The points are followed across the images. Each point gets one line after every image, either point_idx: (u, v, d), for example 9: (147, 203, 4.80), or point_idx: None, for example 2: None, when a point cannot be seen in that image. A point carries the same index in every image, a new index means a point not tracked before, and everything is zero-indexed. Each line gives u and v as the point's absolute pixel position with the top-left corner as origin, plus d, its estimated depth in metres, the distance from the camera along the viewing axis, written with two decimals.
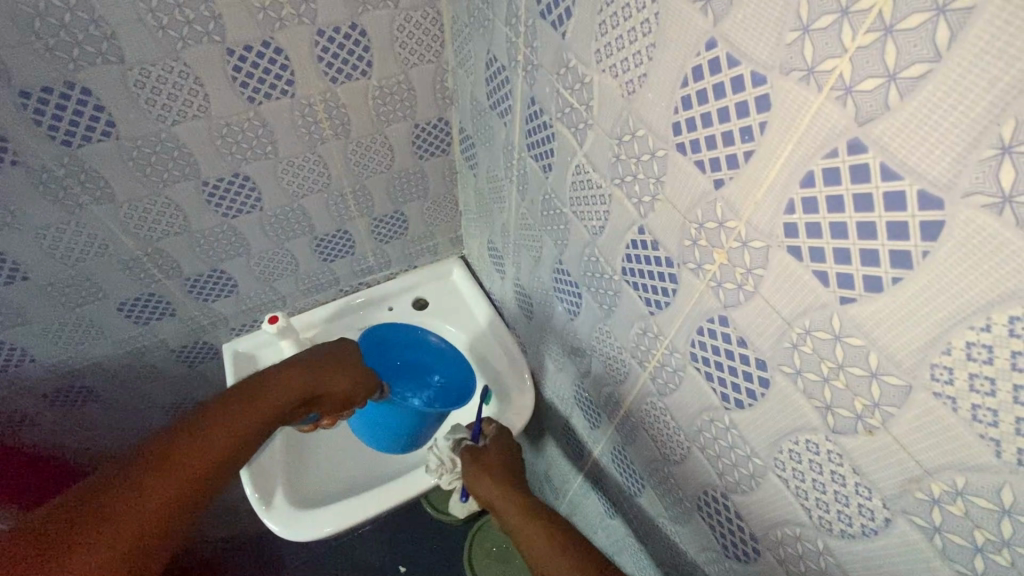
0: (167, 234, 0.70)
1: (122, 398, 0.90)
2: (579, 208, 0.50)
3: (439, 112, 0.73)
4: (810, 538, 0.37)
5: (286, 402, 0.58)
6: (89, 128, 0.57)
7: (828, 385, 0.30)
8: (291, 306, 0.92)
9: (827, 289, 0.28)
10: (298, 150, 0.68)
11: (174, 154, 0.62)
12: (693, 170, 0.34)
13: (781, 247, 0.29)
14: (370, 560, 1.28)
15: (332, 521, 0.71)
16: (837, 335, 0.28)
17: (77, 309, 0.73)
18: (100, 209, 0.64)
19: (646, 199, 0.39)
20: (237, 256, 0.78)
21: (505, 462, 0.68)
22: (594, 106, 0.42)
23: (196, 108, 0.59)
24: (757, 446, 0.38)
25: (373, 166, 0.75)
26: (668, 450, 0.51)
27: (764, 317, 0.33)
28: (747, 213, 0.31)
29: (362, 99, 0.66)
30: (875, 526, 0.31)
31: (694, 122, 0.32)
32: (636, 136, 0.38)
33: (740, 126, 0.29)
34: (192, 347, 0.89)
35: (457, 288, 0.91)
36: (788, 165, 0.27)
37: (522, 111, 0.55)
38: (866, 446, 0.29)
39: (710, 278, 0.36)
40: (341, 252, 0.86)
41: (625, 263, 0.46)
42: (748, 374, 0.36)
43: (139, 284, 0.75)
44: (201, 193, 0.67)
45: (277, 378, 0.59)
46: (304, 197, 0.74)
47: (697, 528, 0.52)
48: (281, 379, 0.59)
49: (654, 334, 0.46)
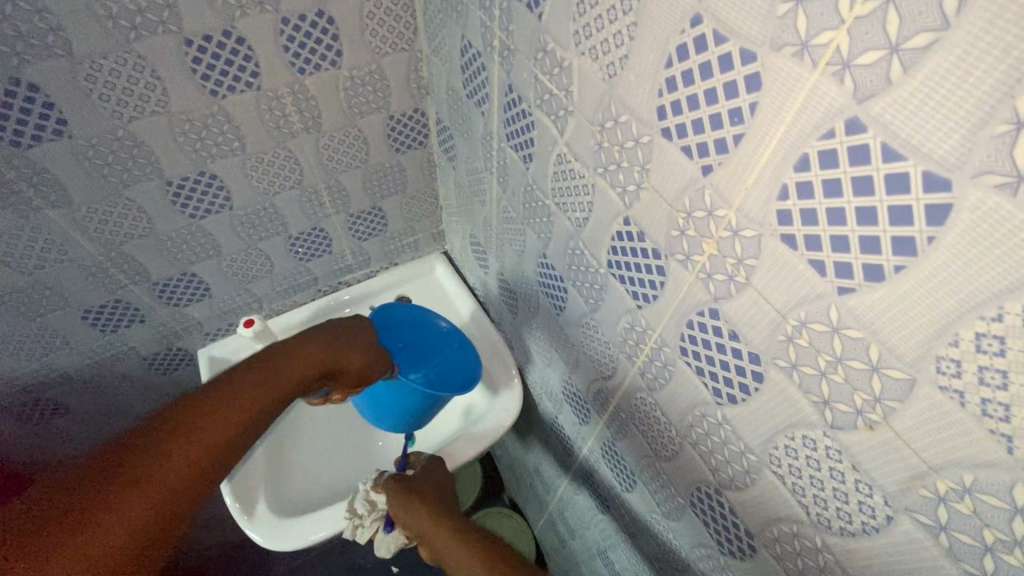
0: (131, 237, 0.67)
1: (93, 410, 0.86)
2: (561, 199, 0.48)
3: (415, 103, 0.70)
4: (808, 535, 0.36)
5: (309, 374, 0.55)
6: (38, 127, 0.53)
7: (825, 379, 0.28)
8: (268, 308, 0.89)
9: (824, 279, 0.26)
10: (267, 145, 0.65)
11: (134, 153, 0.58)
12: (679, 157, 0.32)
13: (774, 235, 0.28)
14: (362, 559, 1.31)
15: (318, 529, 0.69)
16: (835, 327, 0.27)
17: (38, 319, 0.70)
18: (56, 213, 0.60)
19: (631, 188, 0.37)
20: (208, 258, 0.74)
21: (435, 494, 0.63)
22: (574, 91, 0.39)
23: (154, 103, 0.55)
24: (752, 442, 0.37)
25: (347, 161, 0.72)
26: (659, 446, 0.50)
27: (757, 310, 0.31)
28: (737, 200, 0.29)
29: (333, 90, 0.63)
30: (877, 524, 0.30)
31: (680, 105, 0.30)
32: (619, 122, 0.36)
33: (729, 108, 0.27)
34: (165, 355, 0.86)
35: (439, 285, 0.89)
36: (781, 149, 0.25)
37: (499, 99, 0.52)
38: (867, 443, 0.28)
39: (700, 269, 0.34)
40: (317, 250, 0.84)
41: (611, 256, 0.44)
42: (741, 368, 0.35)
43: (104, 291, 0.71)
44: (165, 194, 0.64)
45: (301, 352, 0.55)
46: (276, 195, 0.71)
47: (690, 524, 0.51)
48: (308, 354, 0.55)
49: (642, 328, 0.44)
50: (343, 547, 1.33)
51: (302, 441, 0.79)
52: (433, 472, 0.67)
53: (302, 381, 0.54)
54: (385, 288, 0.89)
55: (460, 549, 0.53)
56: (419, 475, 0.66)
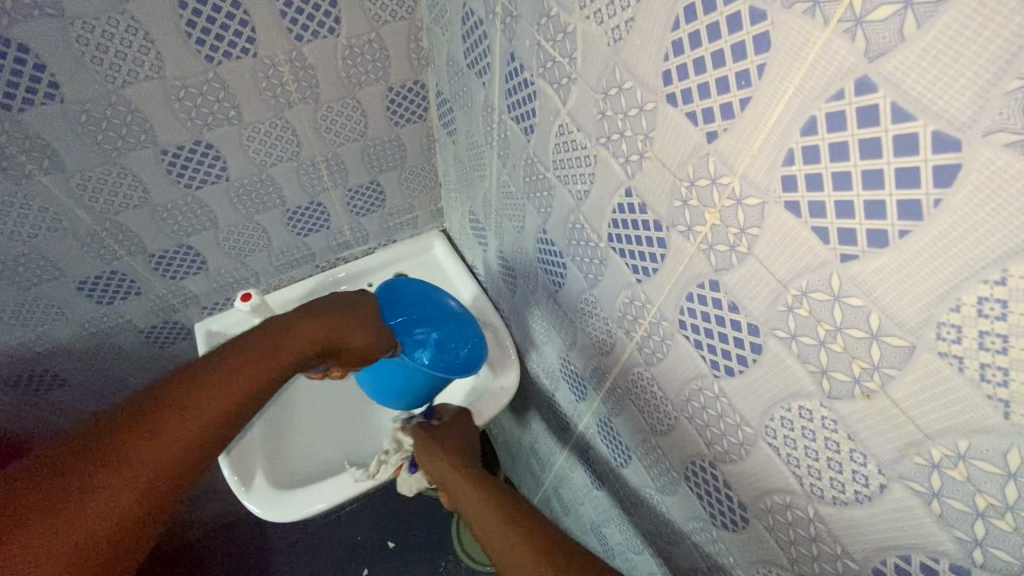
0: (126, 206, 0.66)
1: (90, 383, 0.87)
2: (563, 172, 0.48)
3: (414, 74, 0.69)
4: (800, 506, 0.36)
5: (302, 352, 0.54)
6: (30, 90, 0.52)
7: (824, 348, 0.28)
8: (265, 283, 0.89)
9: (827, 247, 0.26)
10: (264, 115, 0.64)
11: (128, 119, 0.57)
12: (684, 124, 0.31)
13: (778, 202, 0.27)
14: (358, 535, 1.33)
15: (323, 498, 0.70)
16: (837, 295, 0.27)
17: (33, 289, 0.69)
18: (49, 180, 0.59)
19: (634, 158, 0.37)
20: (204, 230, 0.74)
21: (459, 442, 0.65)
22: (578, 58, 0.39)
23: (149, 67, 0.54)
24: (748, 415, 0.37)
25: (345, 135, 0.71)
26: (655, 421, 0.50)
27: (758, 280, 0.31)
28: (741, 166, 0.29)
29: (332, 59, 0.62)
30: (870, 493, 0.30)
31: (686, 69, 0.30)
32: (623, 89, 0.35)
33: (737, 70, 0.27)
34: (162, 328, 0.85)
35: (438, 263, 0.90)
36: (788, 112, 0.25)
37: (501, 69, 0.51)
38: (864, 412, 0.28)
39: (701, 240, 0.34)
40: (315, 225, 0.83)
41: (611, 229, 0.44)
42: (739, 341, 0.35)
43: (99, 261, 0.71)
44: (160, 163, 0.63)
45: (292, 330, 0.54)
46: (274, 166, 0.70)
47: (684, 498, 0.52)
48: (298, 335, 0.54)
49: (641, 302, 0.44)
50: (340, 522, 1.35)
51: (299, 412, 0.79)
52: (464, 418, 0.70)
53: (297, 361, 0.54)
54: (383, 265, 0.89)
55: (473, 491, 0.55)
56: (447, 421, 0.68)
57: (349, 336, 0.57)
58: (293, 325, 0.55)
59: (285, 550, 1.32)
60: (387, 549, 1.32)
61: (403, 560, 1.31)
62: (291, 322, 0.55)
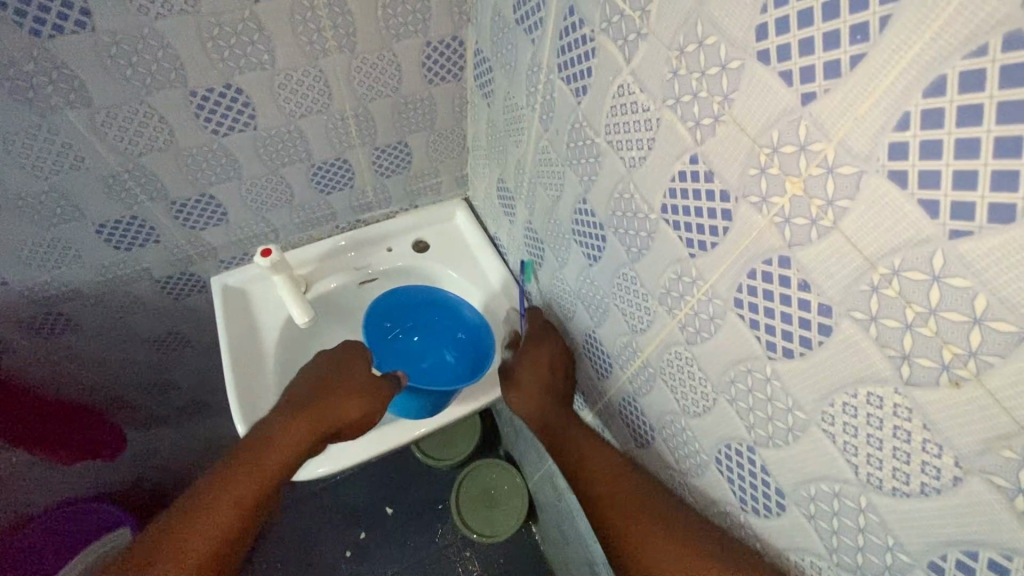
0: (150, 149, 0.64)
1: (103, 329, 0.85)
2: (616, 138, 0.45)
3: (454, 29, 0.66)
4: (851, 495, 0.35)
5: (302, 437, 0.64)
6: (60, 16, 0.49)
7: (910, 332, 0.27)
8: (284, 240, 0.87)
9: (935, 223, 0.24)
10: (297, 63, 0.61)
11: (159, 55, 0.55)
12: (775, 83, 0.29)
13: (880, 172, 0.26)
14: (359, 499, 1.35)
15: (326, 463, 0.71)
16: (936, 275, 0.25)
17: (52, 229, 0.67)
18: (74, 114, 0.57)
19: (707, 121, 0.35)
20: (228, 180, 0.72)
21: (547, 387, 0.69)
22: (652, 11, 0.36)
23: (183, 0, 0.51)
24: (802, 399, 0.36)
25: (379, 90, 0.69)
26: (688, 402, 0.49)
27: (840, 257, 0.29)
28: (840, 132, 0.27)
29: (371, 6, 0.59)
30: (940, 485, 0.29)
31: (787, 23, 0.27)
32: (703, 46, 0.33)
33: (853, 24, 0.24)
34: (178, 280, 0.84)
35: (460, 232, 0.89)
36: (908, 73, 0.23)
37: (555, 26, 0.49)
38: (949, 400, 0.26)
39: (776, 213, 0.32)
40: (338, 184, 0.81)
41: (666, 200, 0.42)
42: (805, 321, 0.33)
43: (119, 205, 0.69)
44: (189, 105, 0.61)
45: (290, 431, 0.64)
46: (303, 117, 0.68)
47: (710, 482, 0.51)
48: (292, 430, 0.64)
49: (690, 278, 0.42)
50: (342, 486, 1.36)
51: None
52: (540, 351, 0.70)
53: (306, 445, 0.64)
54: (403, 232, 0.88)
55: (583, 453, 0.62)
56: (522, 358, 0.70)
57: (350, 410, 0.67)
58: (286, 423, 0.64)
59: (287, 508, 1.34)
60: (386, 515, 1.33)
61: (401, 525, 1.32)
62: (286, 422, 0.64)
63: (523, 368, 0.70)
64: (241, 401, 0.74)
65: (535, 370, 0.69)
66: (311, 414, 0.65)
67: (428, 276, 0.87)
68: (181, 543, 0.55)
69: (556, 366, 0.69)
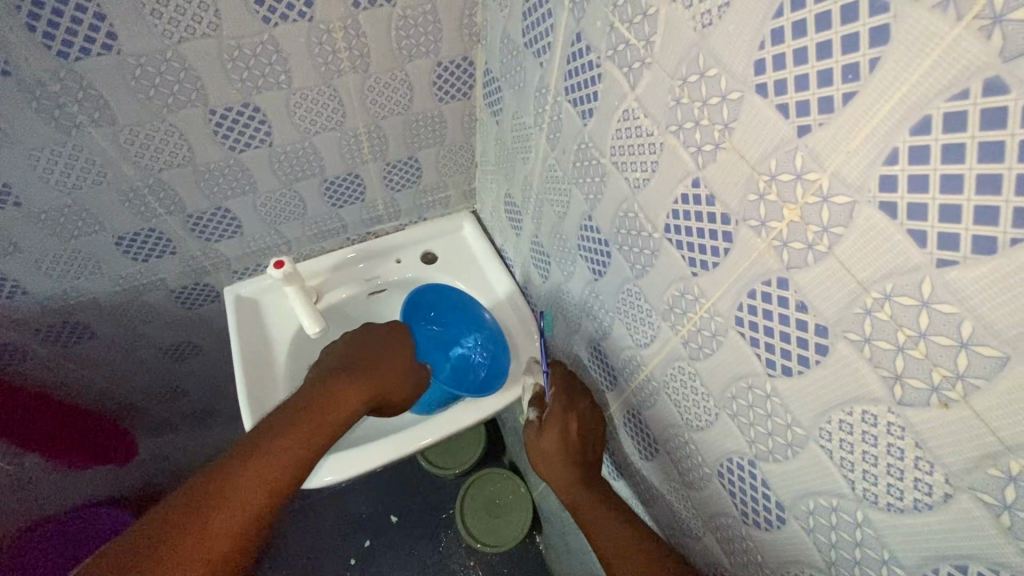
0: (170, 164, 0.66)
1: (119, 337, 0.87)
2: (621, 159, 0.47)
3: (464, 50, 0.68)
4: (848, 509, 0.36)
5: (360, 399, 0.66)
6: (88, 40, 0.51)
7: (902, 354, 0.28)
8: (296, 251, 0.89)
9: (923, 252, 0.26)
10: (312, 83, 0.63)
11: (181, 77, 0.57)
12: (772, 115, 0.31)
13: (871, 203, 0.27)
14: (364, 507, 1.36)
15: (332, 471, 0.72)
16: (925, 301, 0.26)
17: (73, 241, 0.70)
18: (98, 132, 0.59)
19: (708, 148, 0.36)
20: (244, 194, 0.74)
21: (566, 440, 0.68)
22: (657, 42, 0.38)
23: (205, 25, 0.53)
24: (800, 415, 0.37)
25: (390, 107, 0.71)
26: (690, 416, 0.50)
27: (835, 280, 0.30)
28: (834, 163, 0.28)
29: (385, 30, 0.61)
30: (932, 502, 0.30)
31: (784, 60, 0.29)
32: (705, 77, 0.34)
33: (844, 64, 0.26)
34: (192, 290, 0.86)
35: (468, 243, 0.91)
36: (896, 113, 0.25)
37: (563, 51, 0.51)
38: (939, 420, 0.28)
39: (775, 237, 0.33)
40: (350, 197, 0.83)
41: (669, 220, 0.43)
42: (803, 340, 0.34)
43: (138, 218, 0.71)
44: (208, 123, 0.63)
45: (346, 395, 0.65)
46: (317, 134, 0.70)
47: (713, 495, 0.52)
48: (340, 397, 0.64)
49: (693, 296, 0.43)
50: (347, 493, 1.37)
51: None
52: (569, 415, 0.69)
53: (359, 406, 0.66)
54: (412, 244, 0.89)
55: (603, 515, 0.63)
56: (549, 423, 0.69)
57: (396, 387, 0.70)
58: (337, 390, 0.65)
59: (292, 515, 1.35)
60: (390, 523, 1.34)
61: (405, 534, 1.33)
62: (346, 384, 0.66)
63: (550, 432, 0.69)
64: (251, 407, 0.75)
65: (562, 434, 0.68)
66: (361, 383, 0.67)
67: None
68: (239, 488, 0.54)
69: (584, 431, 0.69)
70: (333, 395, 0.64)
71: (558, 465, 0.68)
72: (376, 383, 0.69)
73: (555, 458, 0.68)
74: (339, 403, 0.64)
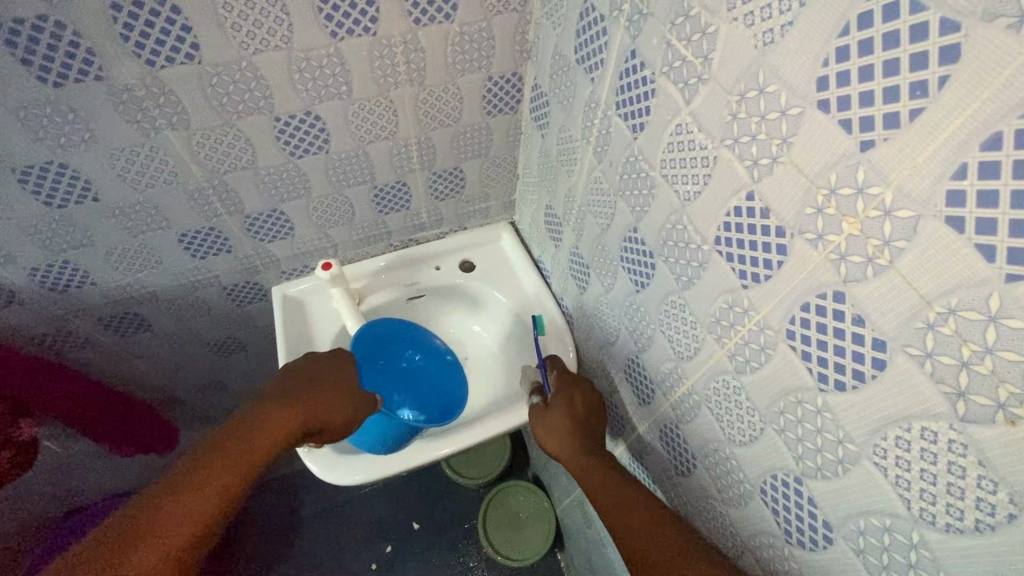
0: (233, 167, 0.70)
1: (171, 330, 0.92)
2: (672, 172, 0.48)
3: (515, 65, 0.70)
4: (902, 530, 0.35)
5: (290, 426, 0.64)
6: (173, 49, 0.55)
7: (965, 369, 0.28)
8: (341, 255, 0.92)
9: (990, 266, 0.26)
10: (371, 94, 0.67)
11: (252, 85, 0.61)
12: (834, 130, 0.31)
13: (937, 217, 0.27)
14: (389, 510, 1.37)
15: (362, 471, 0.74)
16: (993, 316, 0.26)
17: (140, 235, 0.74)
18: (175, 135, 0.63)
19: (765, 162, 0.37)
20: (298, 198, 0.78)
21: (570, 412, 0.71)
22: (715, 59, 0.39)
23: (279, 38, 0.57)
24: (854, 432, 0.37)
25: (440, 119, 0.74)
26: (733, 431, 0.50)
27: (897, 294, 0.31)
28: (898, 179, 0.29)
29: (441, 44, 0.64)
30: (994, 522, 0.29)
31: (849, 76, 0.30)
32: (764, 93, 0.35)
33: (912, 80, 0.27)
34: (243, 288, 0.90)
35: (505, 253, 0.93)
36: (966, 129, 0.25)
37: (616, 66, 0.52)
38: (1005, 438, 0.27)
39: (832, 250, 0.34)
40: (396, 204, 0.86)
41: (720, 233, 0.44)
42: (859, 355, 0.34)
43: (201, 218, 0.75)
44: (272, 128, 0.66)
45: (279, 416, 0.64)
46: (370, 143, 0.73)
47: (754, 511, 0.51)
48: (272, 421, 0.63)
49: (742, 308, 0.44)
50: (373, 497, 1.39)
51: None
52: (572, 391, 0.73)
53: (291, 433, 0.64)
54: (450, 250, 0.91)
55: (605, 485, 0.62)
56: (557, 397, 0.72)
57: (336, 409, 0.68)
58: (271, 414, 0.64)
59: (320, 515, 1.37)
60: (413, 530, 1.35)
61: (428, 542, 1.34)
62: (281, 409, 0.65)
63: (557, 404, 0.72)
64: None
65: (567, 405, 0.72)
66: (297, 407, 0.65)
67: (473, 296, 0.91)
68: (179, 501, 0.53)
69: (588, 406, 0.72)
70: (263, 421, 0.63)
71: (566, 438, 0.69)
72: (314, 410, 0.67)
73: (564, 429, 0.69)
74: (231, 458, 0.59)
